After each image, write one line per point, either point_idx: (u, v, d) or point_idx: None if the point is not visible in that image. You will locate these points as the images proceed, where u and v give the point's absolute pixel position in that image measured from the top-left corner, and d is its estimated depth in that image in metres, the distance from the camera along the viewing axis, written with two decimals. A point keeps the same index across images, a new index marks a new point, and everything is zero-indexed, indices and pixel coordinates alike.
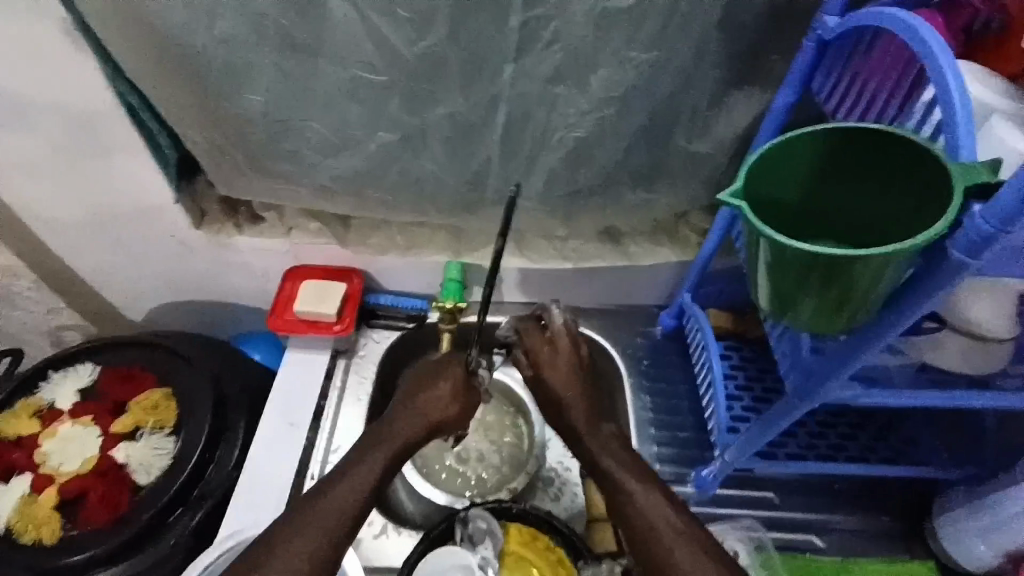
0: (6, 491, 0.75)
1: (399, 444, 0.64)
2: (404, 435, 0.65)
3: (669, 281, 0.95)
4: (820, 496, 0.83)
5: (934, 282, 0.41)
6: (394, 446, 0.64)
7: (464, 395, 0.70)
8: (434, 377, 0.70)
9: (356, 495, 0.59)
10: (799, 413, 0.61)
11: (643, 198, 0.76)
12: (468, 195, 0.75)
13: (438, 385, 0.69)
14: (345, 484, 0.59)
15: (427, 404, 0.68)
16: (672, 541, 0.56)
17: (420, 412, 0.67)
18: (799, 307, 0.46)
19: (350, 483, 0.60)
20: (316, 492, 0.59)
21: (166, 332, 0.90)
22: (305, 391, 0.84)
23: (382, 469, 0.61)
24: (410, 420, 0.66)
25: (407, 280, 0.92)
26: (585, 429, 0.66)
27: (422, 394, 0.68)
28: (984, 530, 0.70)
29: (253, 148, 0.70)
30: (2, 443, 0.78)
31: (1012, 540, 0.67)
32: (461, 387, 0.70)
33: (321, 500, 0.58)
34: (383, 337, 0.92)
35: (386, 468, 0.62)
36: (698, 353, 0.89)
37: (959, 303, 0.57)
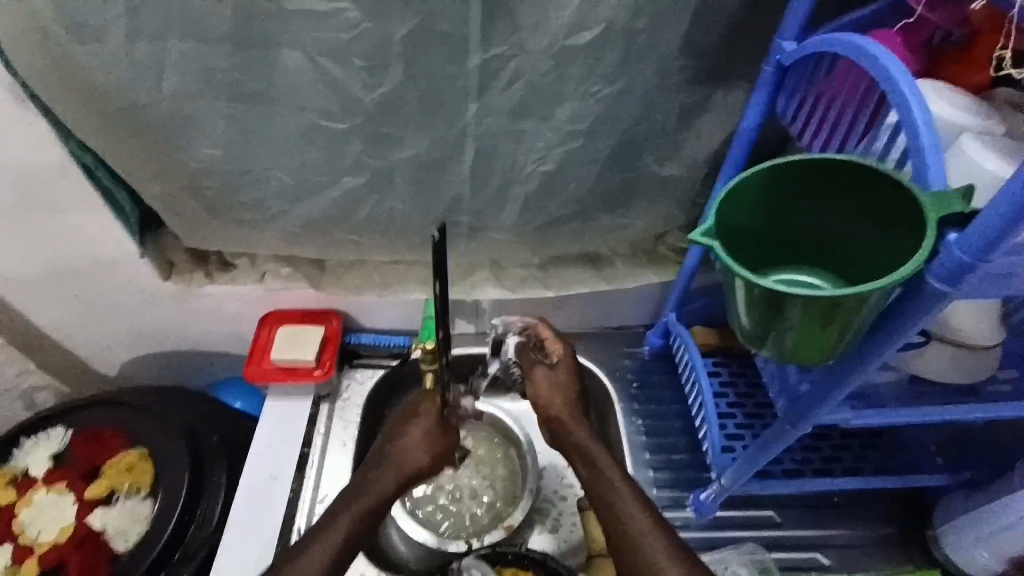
0: None
1: (372, 500, 0.62)
2: (377, 490, 0.63)
3: (653, 300, 0.94)
4: (820, 511, 0.81)
5: (916, 310, 0.41)
6: (364, 502, 0.62)
7: (440, 434, 0.67)
8: (410, 418, 0.69)
9: (328, 558, 0.58)
10: (791, 437, 0.60)
11: (619, 222, 0.75)
12: (441, 230, 0.73)
13: (412, 428, 0.67)
14: (319, 544, 0.59)
15: (400, 451, 0.66)
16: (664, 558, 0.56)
17: (393, 462, 0.65)
18: (782, 340, 0.46)
19: (320, 545, 0.58)
20: (292, 553, 0.58)
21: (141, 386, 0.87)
22: (288, 441, 0.82)
23: (351, 525, 0.60)
24: (381, 479, 0.64)
25: (386, 318, 0.90)
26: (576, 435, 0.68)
27: (398, 440, 0.67)
28: (986, 536, 0.68)
29: (215, 200, 0.68)
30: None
31: (1015, 545, 0.66)
32: (433, 424, 0.67)
33: (295, 564, 0.57)
34: (366, 377, 0.90)
35: (356, 523, 0.60)
36: (686, 371, 0.87)
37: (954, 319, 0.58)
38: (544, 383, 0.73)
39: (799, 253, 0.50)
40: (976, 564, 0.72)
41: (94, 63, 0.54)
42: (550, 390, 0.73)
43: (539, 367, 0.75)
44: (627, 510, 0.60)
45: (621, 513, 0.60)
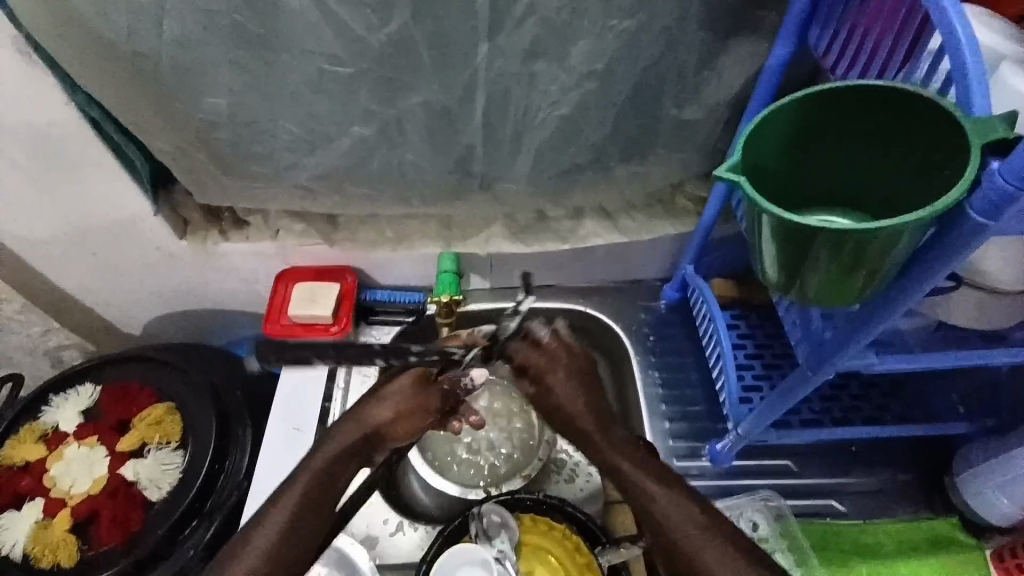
0: (18, 516, 0.74)
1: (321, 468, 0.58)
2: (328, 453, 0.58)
3: (669, 251, 0.93)
4: (836, 459, 0.82)
5: (951, 249, 0.39)
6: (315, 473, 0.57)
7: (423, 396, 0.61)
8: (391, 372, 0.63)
9: (271, 547, 0.54)
10: (812, 384, 0.59)
11: (636, 170, 0.73)
12: (454, 182, 0.72)
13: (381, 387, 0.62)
14: (261, 536, 0.55)
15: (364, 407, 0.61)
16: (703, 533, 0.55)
17: (355, 422, 0.60)
18: (809, 285, 0.44)
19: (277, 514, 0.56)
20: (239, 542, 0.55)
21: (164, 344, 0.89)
22: (310, 396, 0.83)
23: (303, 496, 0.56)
24: (333, 456, 0.58)
25: (402, 273, 0.90)
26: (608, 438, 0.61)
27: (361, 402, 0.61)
28: (1006, 482, 0.68)
29: (225, 154, 0.67)
30: (12, 470, 0.78)
31: None
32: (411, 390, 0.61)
33: (241, 554, 0.54)
34: (383, 333, 0.90)
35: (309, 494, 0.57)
36: (704, 323, 0.86)
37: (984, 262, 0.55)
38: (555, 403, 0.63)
39: (830, 192, 0.48)
40: (998, 513, 0.71)
41: (95, 9, 0.53)
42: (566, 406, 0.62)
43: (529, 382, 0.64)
44: (661, 500, 0.57)
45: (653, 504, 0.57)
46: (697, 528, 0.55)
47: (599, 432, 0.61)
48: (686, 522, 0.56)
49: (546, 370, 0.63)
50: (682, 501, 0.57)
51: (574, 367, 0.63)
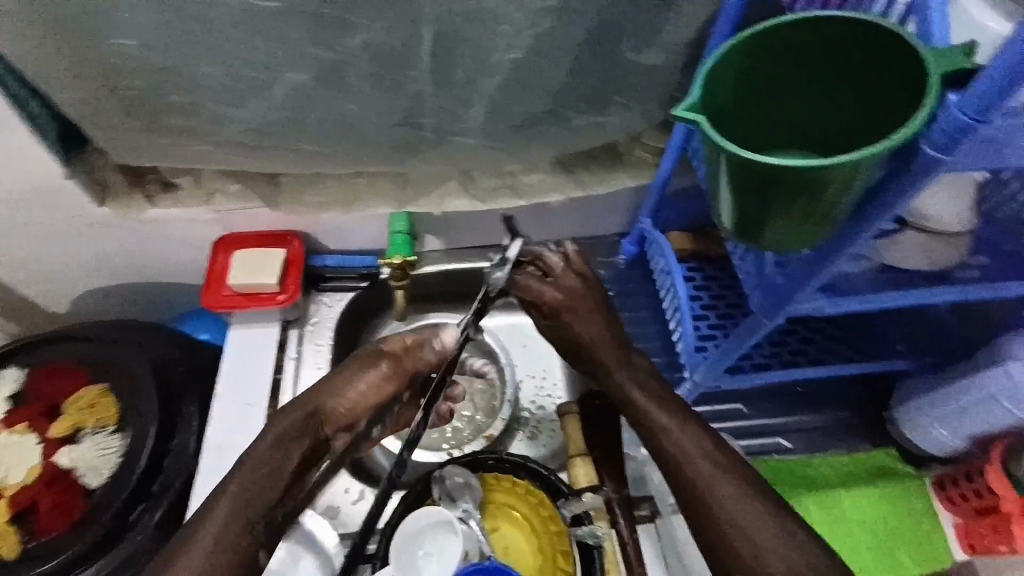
0: None
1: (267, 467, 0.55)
2: (281, 436, 0.57)
3: (627, 206, 0.92)
4: (784, 400, 0.86)
5: (904, 186, 0.39)
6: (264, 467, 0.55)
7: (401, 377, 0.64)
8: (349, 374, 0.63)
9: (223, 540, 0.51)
10: (765, 330, 0.60)
11: (593, 120, 0.70)
12: (403, 135, 0.67)
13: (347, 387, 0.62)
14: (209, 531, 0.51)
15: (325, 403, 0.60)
16: (711, 471, 0.54)
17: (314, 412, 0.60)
18: (766, 228, 0.44)
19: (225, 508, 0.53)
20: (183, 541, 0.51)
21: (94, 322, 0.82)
22: (260, 367, 0.79)
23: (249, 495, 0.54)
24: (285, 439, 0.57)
25: (353, 237, 0.85)
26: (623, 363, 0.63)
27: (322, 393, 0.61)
28: (949, 415, 0.70)
29: (144, 106, 0.60)
30: None
31: (976, 425, 0.68)
32: (382, 370, 0.63)
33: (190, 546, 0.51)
34: (336, 300, 0.87)
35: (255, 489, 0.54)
36: (661, 277, 0.87)
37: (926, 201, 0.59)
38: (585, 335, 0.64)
39: (787, 134, 0.47)
40: (936, 443, 0.74)
41: None
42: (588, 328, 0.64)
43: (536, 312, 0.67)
44: (672, 434, 0.57)
45: (661, 438, 0.57)
46: (710, 464, 0.55)
47: (619, 366, 0.62)
48: (697, 455, 0.55)
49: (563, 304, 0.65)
50: (691, 434, 0.57)
51: (587, 295, 0.66)
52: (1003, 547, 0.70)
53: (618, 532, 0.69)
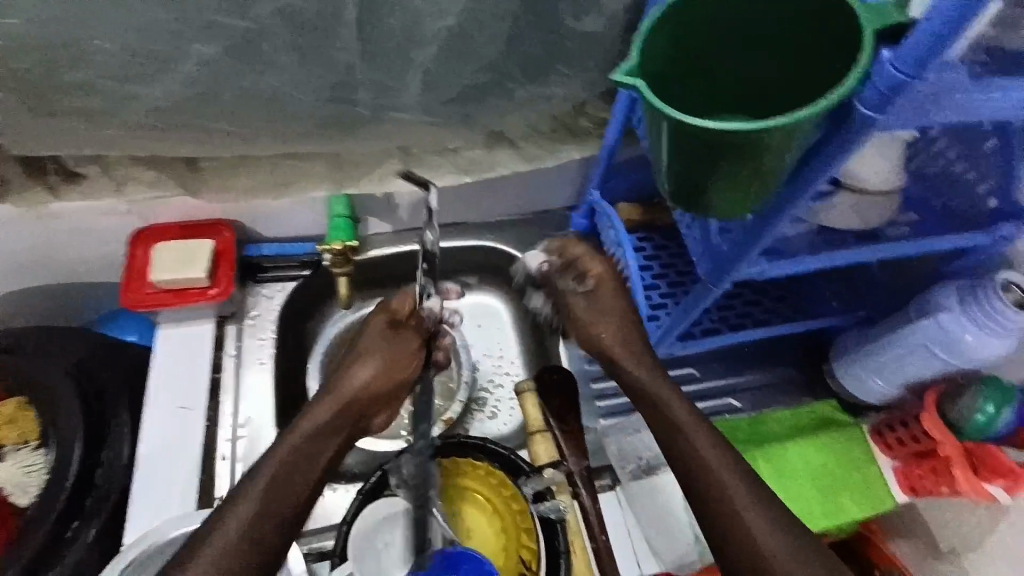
0: None
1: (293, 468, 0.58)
2: (313, 439, 0.61)
3: (575, 179, 0.91)
4: (732, 361, 0.88)
5: (841, 146, 0.39)
6: (308, 466, 0.59)
7: (403, 366, 0.69)
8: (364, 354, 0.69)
9: (246, 529, 0.53)
10: (713, 296, 0.61)
11: (535, 92, 0.68)
12: (334, 113, 0.63)
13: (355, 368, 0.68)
14: (236, 516, 0.54)
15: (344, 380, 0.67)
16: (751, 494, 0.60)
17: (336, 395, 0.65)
18: (710, 195, 0.44)
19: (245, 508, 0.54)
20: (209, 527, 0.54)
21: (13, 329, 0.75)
22: (196, 367, 0.74)
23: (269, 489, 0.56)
24: (311, 436, 0.61)
25: (287, 222, 0.80)
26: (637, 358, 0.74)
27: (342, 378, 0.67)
28: (885, 365, 0.74)
29: (34, 86, 0.54)
30: None
31: (909, 373, 0.72)
32: (392, 357, 0.69)
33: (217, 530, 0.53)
34: (275, 291, 0.81)
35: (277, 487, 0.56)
36: (612, 250, 0.87)
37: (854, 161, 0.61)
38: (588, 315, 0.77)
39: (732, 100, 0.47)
40: (872, 392, 0.79)
41: None
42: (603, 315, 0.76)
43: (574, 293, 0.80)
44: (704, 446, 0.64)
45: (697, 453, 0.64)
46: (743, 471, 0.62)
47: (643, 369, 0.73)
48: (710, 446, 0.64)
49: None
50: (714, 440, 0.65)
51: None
52: (940, 487, 0.71)
53: (581, 504, 0.70)
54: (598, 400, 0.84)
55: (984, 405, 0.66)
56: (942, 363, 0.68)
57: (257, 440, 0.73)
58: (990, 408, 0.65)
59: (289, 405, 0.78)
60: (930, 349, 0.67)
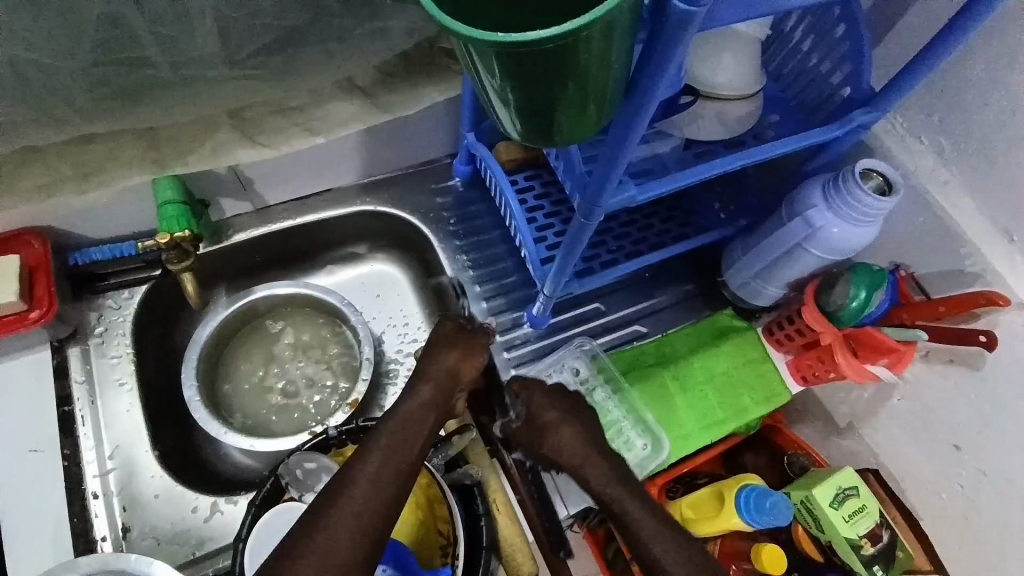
0: None
1: (385, 456, 0.57)
2: (391, 433, 0.59)
3: (448, 123, 0.84)
4: (637, 288, 0.88)
5: (667, 45, 0.35)
6: (394, 457, 0.57)
7: (470, 368, 0.67)
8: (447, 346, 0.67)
9: (361, 504, 0.53)
10: (591, 229, 0.57)
11: (370, 29, 0.60)
12: (122, 80, 0.52)
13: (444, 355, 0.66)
14: (353, 493, 0.54)
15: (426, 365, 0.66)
16: None
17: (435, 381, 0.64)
18: (544, 120, 0.38)
19: (360, 487, 0.54)
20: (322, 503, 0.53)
21: None
22: (35, 405, 0.64)
23: (389, 463, 0.56)
24: (423, 406, 0.63)
25: (115, 220, 0.69)
26: (596, 467, 0.63)
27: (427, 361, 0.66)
28: (771, 269, 0.75)
29: None
30: None
31: (792, 272, 0.74)
32: (468, 349, 0.68)
33: (336, 506, 0.53)
34: (123, 300, 0.71)
35: (389, 463, 0.57)
36: (497, 193, 0.82)
37: (706, 63, 0.60)
38: (544, 435, 0.66)
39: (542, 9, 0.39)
40: (765, 296, 0.81)
41: None
42: (554, 439, 0.65)
43: (527, 429, 0.67)
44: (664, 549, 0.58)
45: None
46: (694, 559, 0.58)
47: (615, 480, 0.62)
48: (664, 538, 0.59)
49: (557, 421, 0.66)
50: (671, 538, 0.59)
51: (579, 410, 0.68)
52: (829, 373, 0.74)
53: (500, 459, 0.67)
54: (507, 351, 0.81)
55: (856, 291, 0.68)
56: (815, 259, 0.70)
57: (131, 470, 0.66)
58: (862, 293, 0.67)
59: (167, 422, 0.70)
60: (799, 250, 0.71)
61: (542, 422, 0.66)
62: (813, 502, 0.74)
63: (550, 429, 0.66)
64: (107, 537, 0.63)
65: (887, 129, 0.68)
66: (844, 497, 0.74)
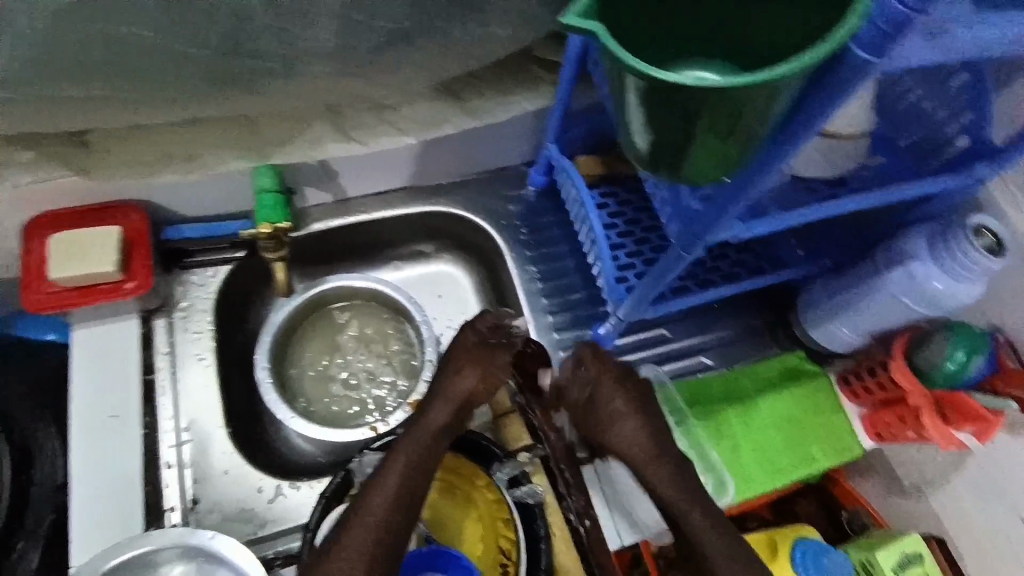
0: None
1: (404, 468, 0.59)
2: (412, 450, 0.61)
3: (530, 133, 0.84)
4: (703, 317, 0.86)
5: (826, 99, 0.35)
6: (415, 473, 0.59)
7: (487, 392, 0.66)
8: (468, 364, 0.67)
9: (384, 516, 0.57)
10: (686, 262, 0.56)
11: (475, 35, 0.60)
12: (236, 70, 0.54)
13: (468, 373, 0.66)
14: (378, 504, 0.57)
15: (447, 383, 0.66)
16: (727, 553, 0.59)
17: (455, 398, 0.65)
18: (681, 159, 0.38)
19: (381, 500, 0.57)
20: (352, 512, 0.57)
21: None
22: (121, 372, 0.65)
23: (406, 478, 0.59)
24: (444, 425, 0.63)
25: (210, 201, 0.71)
26: (654, 461, 0.64)
27: (447, 378, 0.66)
28: (855, 316, 0.72)
29: None
30: None
31: (878, 323, 0.70)
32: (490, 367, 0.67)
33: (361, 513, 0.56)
34: (208, 277, 0.74)
35: (408, 477, 0.59)
36: (574, 207, 0.81)
37: None
38: (609, 421, 0.66)
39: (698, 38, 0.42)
40: (843, 342, 0.77)
41: None
42: (623, 429, 0.65)
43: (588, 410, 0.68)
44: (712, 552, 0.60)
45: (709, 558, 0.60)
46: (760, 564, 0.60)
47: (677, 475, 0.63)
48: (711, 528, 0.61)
49: (622, 412, 0.66)
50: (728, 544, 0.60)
51: (646, 406, 0.67)
52: (907, 432, 0.72)
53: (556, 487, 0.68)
54: None
55: (953, 351, 0.65)
56: (891, 297, 0.66)
57: (203, 444, 0.68)
58: (960, 355, 0.64)
59: (235, 400, 0.72)
60: (870, 292, 0.68)
61: (604, 413, 0.66)
62: (873, 563, 0.70)
63: (615, 420, 0.66)
64: (175, 507, 0.64)
65: (1002, 184, 0.64)
66: (908, 563, 0.70)
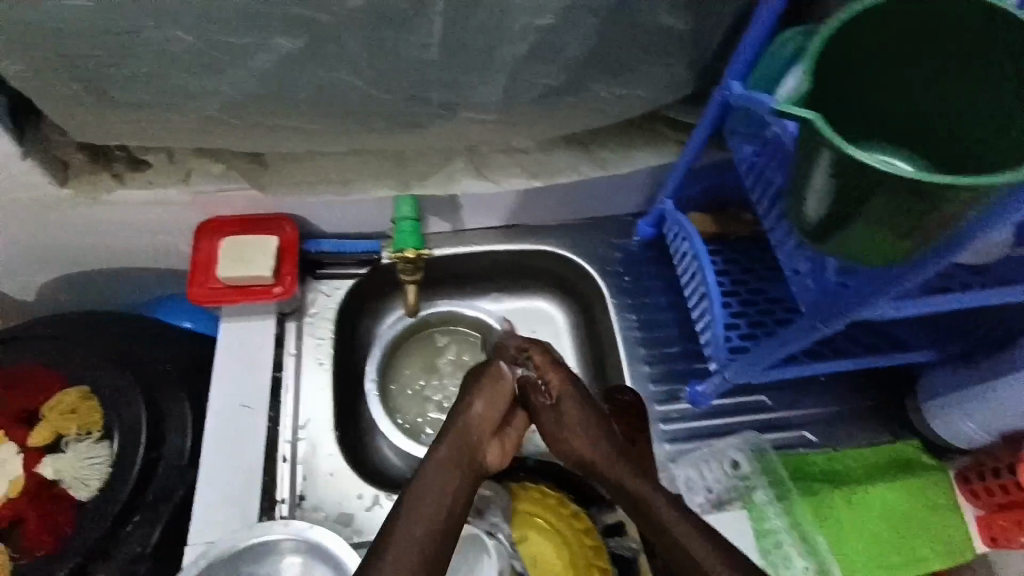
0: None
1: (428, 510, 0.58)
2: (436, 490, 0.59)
3: (645, 186, 0.86)
4: (805, 390, 0.83)
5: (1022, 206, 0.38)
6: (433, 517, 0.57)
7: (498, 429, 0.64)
8: (479, 399, 0.64)
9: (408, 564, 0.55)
10: (818, 334, 0.55)
11: (621, 94, 0.63)
12: (409, 112, 0.60)
13: (479, 409, 0.64)
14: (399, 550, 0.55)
15: (463, 420, 0.63)
16: None
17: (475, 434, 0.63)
18: (854, 237, 0.40)
19: (399, 549, 0.55)
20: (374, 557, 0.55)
21: (83, 314, 0.75)
22: (255, 366, 0.72)
23: (424, 524, 0.57)
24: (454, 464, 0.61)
25: (350, 221, 0.78)
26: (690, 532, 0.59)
27: (462, 412, 0.64)
28: (983, 410, 0.67)
29: (111, 79, 0.53)
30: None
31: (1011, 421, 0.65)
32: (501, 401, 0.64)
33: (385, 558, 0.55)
34: (335, 288, 0.80)
35: (427, 523, 0.57)
36: (683, 261, 0.82)
37: None
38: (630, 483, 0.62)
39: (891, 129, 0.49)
40: (965, 437, 0.72)
41: None
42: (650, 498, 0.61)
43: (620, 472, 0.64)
44: None
45: None
46: None
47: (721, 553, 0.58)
48: None
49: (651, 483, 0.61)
50: None
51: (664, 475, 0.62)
52: None
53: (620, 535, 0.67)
54: (662, 422, 0.80)
55: None
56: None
57: (315, 443, 0.72)
58: None
59: (344, 407, 0.76)
60: (989, 386, 0.65)
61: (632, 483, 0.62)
62: None
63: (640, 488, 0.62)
64: (286, 500, 0.69)
65: None
66: None
